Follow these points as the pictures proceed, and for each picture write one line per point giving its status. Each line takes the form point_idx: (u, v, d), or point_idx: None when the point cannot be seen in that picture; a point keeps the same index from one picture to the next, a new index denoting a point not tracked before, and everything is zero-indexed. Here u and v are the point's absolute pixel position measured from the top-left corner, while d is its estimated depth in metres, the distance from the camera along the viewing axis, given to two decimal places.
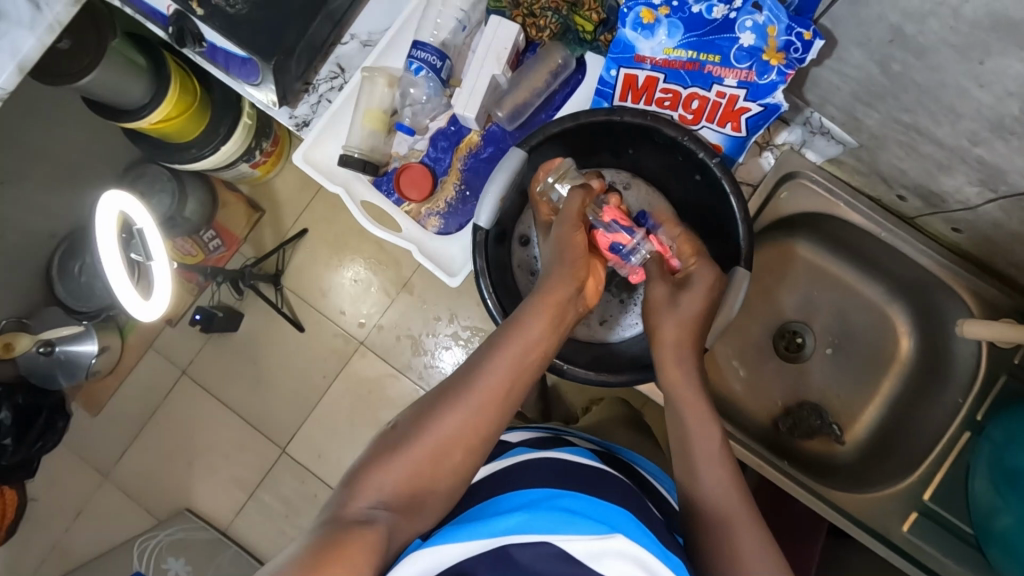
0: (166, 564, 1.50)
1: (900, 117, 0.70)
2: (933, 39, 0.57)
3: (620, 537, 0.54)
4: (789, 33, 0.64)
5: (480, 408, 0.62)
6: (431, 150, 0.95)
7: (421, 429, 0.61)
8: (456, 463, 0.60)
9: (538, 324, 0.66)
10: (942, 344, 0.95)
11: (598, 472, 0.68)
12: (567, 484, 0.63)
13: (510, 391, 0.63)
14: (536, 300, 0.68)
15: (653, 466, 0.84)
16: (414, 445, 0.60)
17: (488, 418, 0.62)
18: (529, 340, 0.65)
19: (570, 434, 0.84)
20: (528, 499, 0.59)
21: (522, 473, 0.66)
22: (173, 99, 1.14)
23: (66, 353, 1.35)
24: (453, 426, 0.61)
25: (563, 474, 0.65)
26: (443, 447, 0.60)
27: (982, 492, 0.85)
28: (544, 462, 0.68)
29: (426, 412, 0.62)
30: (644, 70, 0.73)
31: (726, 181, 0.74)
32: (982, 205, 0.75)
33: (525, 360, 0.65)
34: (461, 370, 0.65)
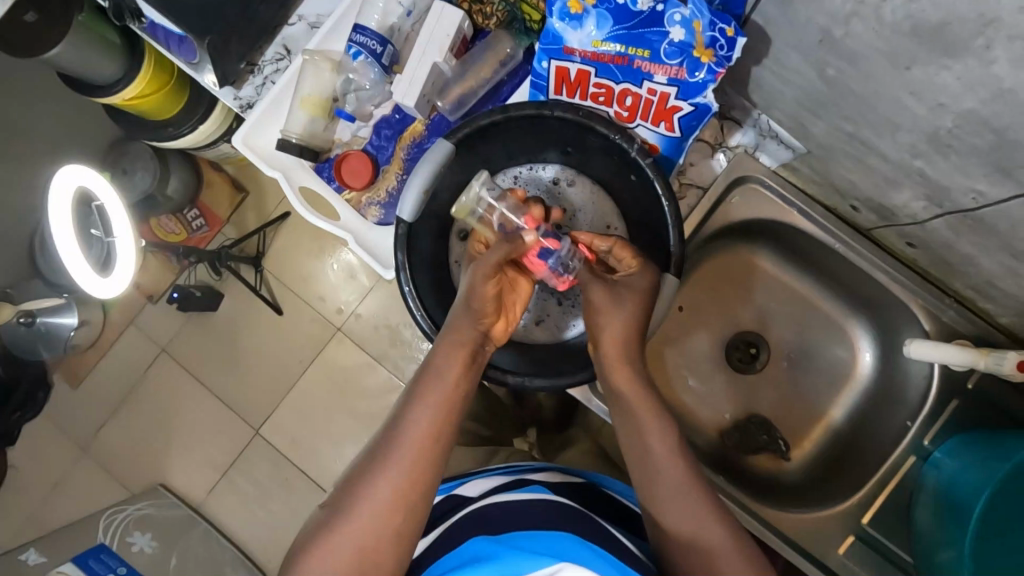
0: (132, 538, 1.44)
1: (843, 126, 0.67)
2: (861, 43, 0.53)
3: (567, 566, 0.52)
4: (712, 29, 0.61)
5: (405, 467, 0.60)
6: (374, 138, 0.93)
7: (346, 512, 0.58)
8: (400, 525, 0.58)
9: (449, 368, 0.67)
10: (899, 364, 0.91)
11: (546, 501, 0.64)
12: (511, 521, 0.61)
13: (434, 434, 0.63)
14: (444, 344, 0.69)
15: (623, 483, 0.80)
16: (347, 520, 0.57)
17: (420, 470, 0.60)
18: (444, 385, 0.65)
19: (532, 471, 0.75)
20: (475, 545, 0.59)
21: (470, 523, 0.63)
22: (146, 76, 1.12)
23: (46, 324, 1.29)
24: (384, 491, 0.58)
25: (508, 512, 0.62)
26: (377, 519, 0.57)
27: (925, 524, 0.81)
28: (487, 509, 0.64)
29: (349, 493, 0.59)
30: (574, 63, 0.69)
31: (658, 183, 0.71)
32: (930, 221, 0.71)
33: (445, 403, 0.64)
34: (379, 437, 0.64)
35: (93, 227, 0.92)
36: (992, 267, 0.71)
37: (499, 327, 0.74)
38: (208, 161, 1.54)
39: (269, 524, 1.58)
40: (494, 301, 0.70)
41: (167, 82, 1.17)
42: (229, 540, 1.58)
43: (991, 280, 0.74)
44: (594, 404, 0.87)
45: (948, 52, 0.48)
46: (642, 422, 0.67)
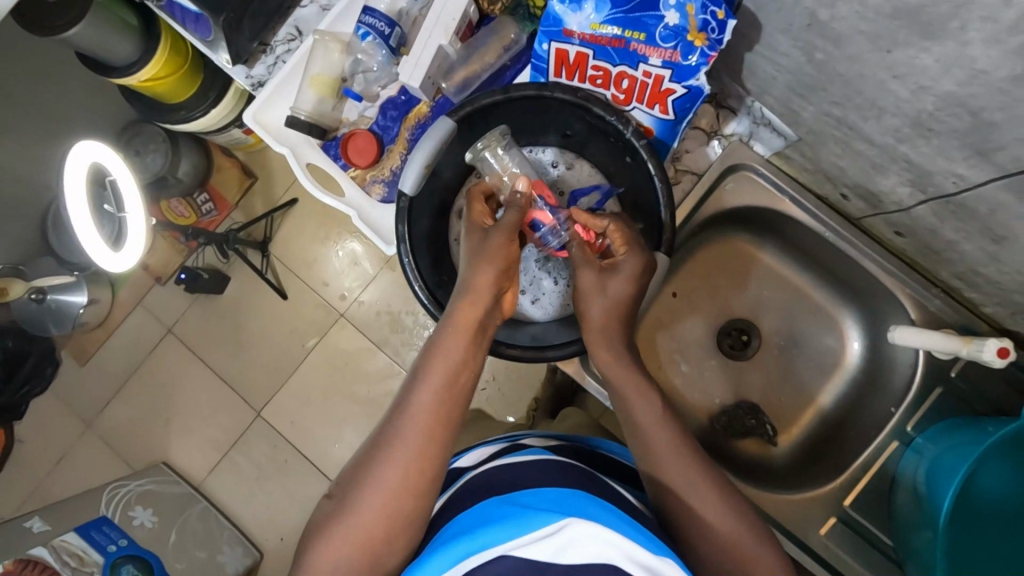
0: (132, 512, 1.46)
1: (831, 111, 0.69)
2: (845, 25, 0.56)
3: (575, 523, 0.49)
4: (705, 12, 0.64)
5: (414, 446, 0.61)
6: (380, 118, 0.96)
7: (360, 492, 0.60)
8: (413, 506, 0.60)
9: (451, 348, 0.66)
10: (885, 352, 0.93)
11: (548, 465, 0.66)
12: (517, 486, 0.61)
13: (439, 414, 0.63)
14: (446, 325, 0.68)
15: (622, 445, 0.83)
16: (358, 507, 0.59)
17: (428, 451, 0.61)
18: (445, 366, 0.65)
19: (528, 435, 0.80)
20: (483, 509, 0.56)
21: (474, 487, 0.63)
22: (162, 58, 1.15)
23: (56, 301, 1.34)
24: (393, 475, 0.60)
25: (513, 479, 0.63)
26: (392, 497, 0.59)
27: (907, 506, 0.83)
28: (491, 472, 0.66)
29: (361, 472, 0.61)
30: (574, 45, 0.72)
31: (651, 164, 0.74)
32: (915, 207, 0.74)
33: (448, 383, 0.65)
34: (387, 416, 0.65)
35: (107, 202, 0.95)
36: (974, 254, 0.74)
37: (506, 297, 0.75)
38: (219, 146, 1.58)
39: (267, 503, 1.61)
40: (505, 266, 0.72)
41: (182, 65, 1.20)
42: (228, 518, 1.61)
43: (975, 268, 0.76)
44: (587, 381, 0.90)
45: (926, 34, 0.50)
46: (638, 389, 0.69)
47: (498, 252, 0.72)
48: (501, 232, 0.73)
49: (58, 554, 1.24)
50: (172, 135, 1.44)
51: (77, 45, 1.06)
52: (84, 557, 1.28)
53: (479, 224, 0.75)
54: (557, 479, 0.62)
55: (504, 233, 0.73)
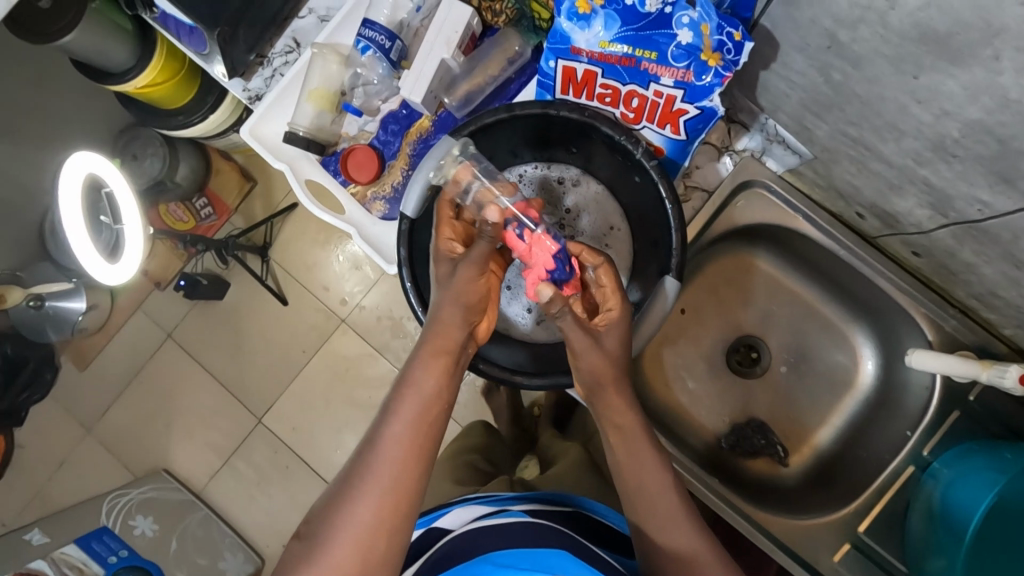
0: (132, 522, 1.47)
1: (848, 131, 0.66)
2: (866, 48, 0.53)
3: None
4: (721, 32, 0.61)
5: (387, 480, 0.59)
6: (381, 132, 0.93)
7: (332, 529, 0.58)
8: (383, 549, 0.58)
9: (424, 383, 0.64)
10: (899, 373, 0.91)
11: (520, 521, 0.66)
12: (493, 542, 0.63)
13: (413, 451, 0.61)
14: (424, 353, 0.66)
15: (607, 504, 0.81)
16: (324, 552, 0.56)
17: (399, 491, 0.59)
18: (418, 403, 0.63)
19: (509, 499, 0.76)
20: (466, 572, 0.61)
21: (454, 547, 0.65)
22: (158, 65, 1.12)
23: (54, 308, 1.34)
24: (361, 516, 0.58)
25: (490, 533, 0.65)
26: (366, 534, 0.57)
27: (920, 532, 0.81)
28: (469, 531, 0.66)
29: (332, 508, 0.59)
30: (582, 63, 0.69)
31: (663, 186, 0.71)
32: (935, 230, 0.71)
33: (423, 418, 0.63)
34: (359, 448, 0.62)
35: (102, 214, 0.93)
36: (994, 278, 0.71)
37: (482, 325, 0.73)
38: (218, 150, 1.55)
39: (267, 509, 1.59)
40: (482, 298, 0.69)
41: (178, 71, 1.17)
42: (229, 524, 1.60)
43: (994, 291, 0.73)
44: None
45: (953, 61, 0.47)
46: (628, 450, 0.67)
47: (471, 291, 0.68)
48: (475, 264, 0.68)
49: (58, 565, 1.23)
50: (170, 139, 1.41)
51: (70, 51, 1.03)
52: (85, 568, 1.27)
53: (447, 252, 0.70)
54: (531, 532, 0.64)
55: (475, 267, 0.68)
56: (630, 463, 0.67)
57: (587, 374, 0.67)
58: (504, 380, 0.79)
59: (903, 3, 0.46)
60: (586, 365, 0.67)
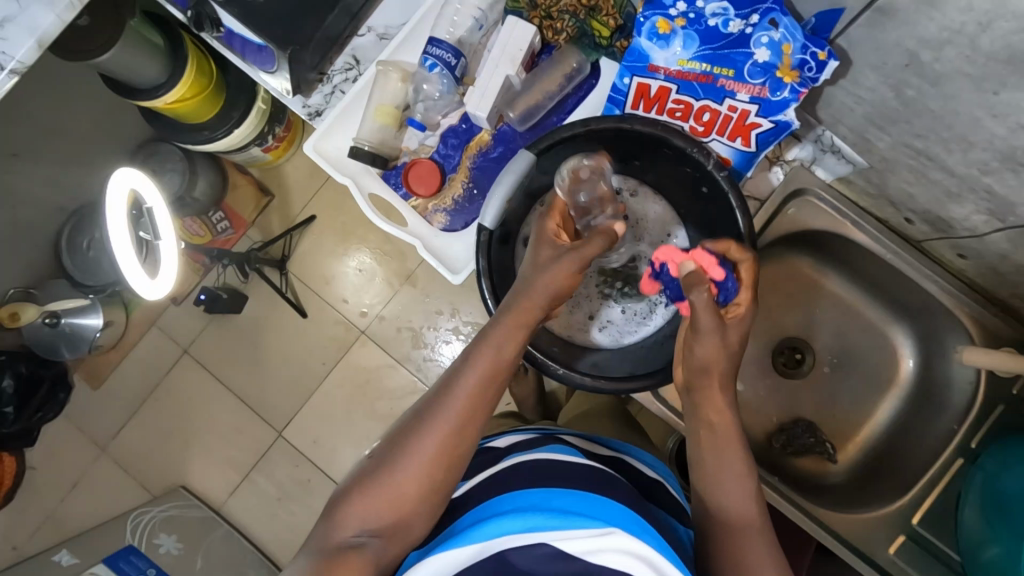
0: (158, 539, 1.44)
1: (912, 142, 0.70)
2: (948, 67, 0.57)
3: (620, 532, 0.54)
4: (804, 52, 0.65)
5: (457, 421, 0.62)
6: (441, 147, 0.96)
7: (400, 454, 0.61)
8: (439, 485, 0.61)
9: (500, 339, 0.66)
10: (940, 370, 0.95)
11: (581, 465, 0.67)
12: (555, 480, 0.62)
13: (480, 402, 0.63)
14: (505, 318, 0.68)
15: (650, 457, 0.82)
16: (386, 477, 0.60)
17: (466, 432, 0.62)
18: (489, 359, 0.65)
19: (562, 433, 0.80)
20: (527, 495, 0.59)
21: (512, 475, 0.64)
22: (189, 80, 1.14)
23: (70, 325, 1.34)
24: (428, 448, 0.61)
25: (553, 472, 0.64)
26: (429, 466, 0.60)
27: (976, 523, 0.84)
28: (529, 461, 0.66)
29: (402, 437, 0.62)
30: (658, 80, 0.73)
31: (733, 196, 0.75)
32: (989, 234, 0.75)
33: (491, 374, 0.64)
34: (432, 389, 0.65)
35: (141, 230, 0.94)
36: None
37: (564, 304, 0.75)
38: (234, 163, 1.55)
39: (289, 523, 1.59)
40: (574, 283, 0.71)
41: (206, 86, 1.19)
42: (250, 540, 1.59)
43: None
44: (657, 406, 0.92)
45: None
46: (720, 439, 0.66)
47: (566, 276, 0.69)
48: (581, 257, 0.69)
49: None
50: (188, 153, 1.42)
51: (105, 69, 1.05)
52: None
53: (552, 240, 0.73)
54: (592, 479, 0.63)
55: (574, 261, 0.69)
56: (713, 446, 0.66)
57: (698, 364, 0.68)
58: (575, 383, 0.83)
59: (997, 27, 0.50)
60: (700, 355, 0.68)
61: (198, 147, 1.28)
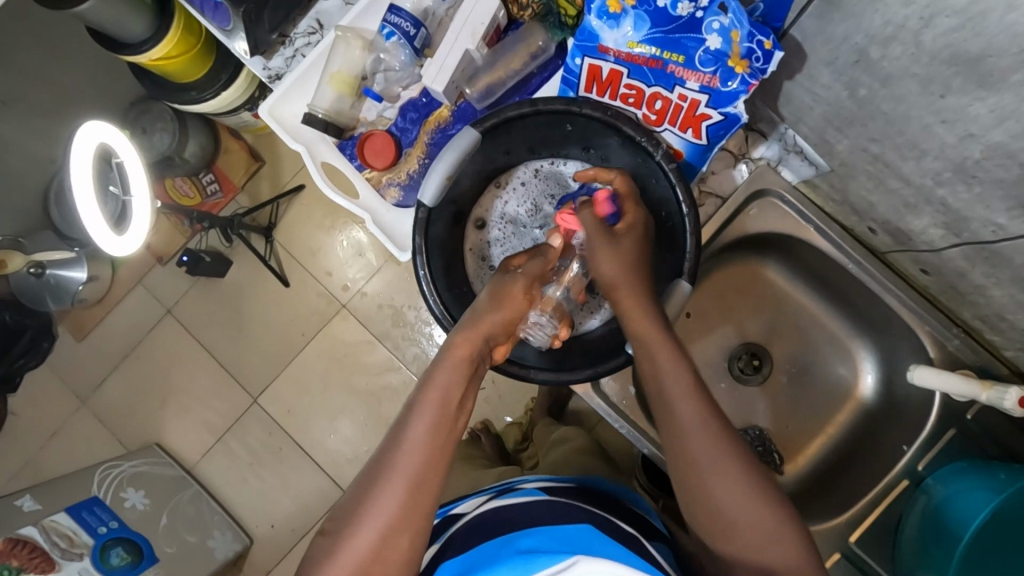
0: (125, 494, 1.43)
1: (868, 147, 0.67)
2: (896, 65, 0.54)
3: (584, 560, 0.50)
4: (751, 40, 0.61)
5: (409, 478, 0.59)
6: (400, 120, 0.93)
7: (355, 524, 0.57)
8: (395, 560, 0.57)
9: (446, 383, 0.64)
10: (900, 388, 0.92)
11: (548, 501, 0.66)
12: (526, 523, 0.61)
13: (432, 459, 0.60)
14: (445, 355, 0.67)
15: (614, 484, 0.81)
16: (336, 562, 0.56)
17: (420, 488, 0.59)
18: (438, 407, 0.63)
19: (523, 480, 0.78)
20: (493, 548, 0.57)
21: (486, 525, 0.63)
22: (174, 38, 1.11)
23: (55, 277, 1.34)
24: (383, 510, 0.57)
25: (525, 514, 0.63)
26: (390, 531, 0.57)
27: (912, 547, 0.82)
28: (501, 509, 0.65)
29: (354, 508, 0.58)
30: (608, 62, 0.69)
31: (680, 189, 0.72)
32: (947, 249, 0.72)
33: (441, 425, 0.62)
34: (384, 443, 0.63)
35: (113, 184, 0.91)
36: (1003, 300, 0.71)
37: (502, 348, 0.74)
38: (227, 127, 1.52)
39: (259, 491, 1.59)
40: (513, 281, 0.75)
41: (193, 46, 1.16)
42: (219, 502, 1.60)
43: (1000, 312, 0.74)
44: (596, 401, 0.90)
45: (983, 83, 0.48)
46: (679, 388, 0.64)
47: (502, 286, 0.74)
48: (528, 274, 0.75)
49: (48, 533, 1.21)
50: (182, 114, 1.40)
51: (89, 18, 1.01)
52: (75, 537, 1.24)
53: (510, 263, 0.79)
54: (560, 514, 0.62)
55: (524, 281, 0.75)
56: (679, 415, 0.63)
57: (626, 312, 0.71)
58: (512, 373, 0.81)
59: (938, 24, 0.47)
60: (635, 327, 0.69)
61: (184, 107, 1.26)
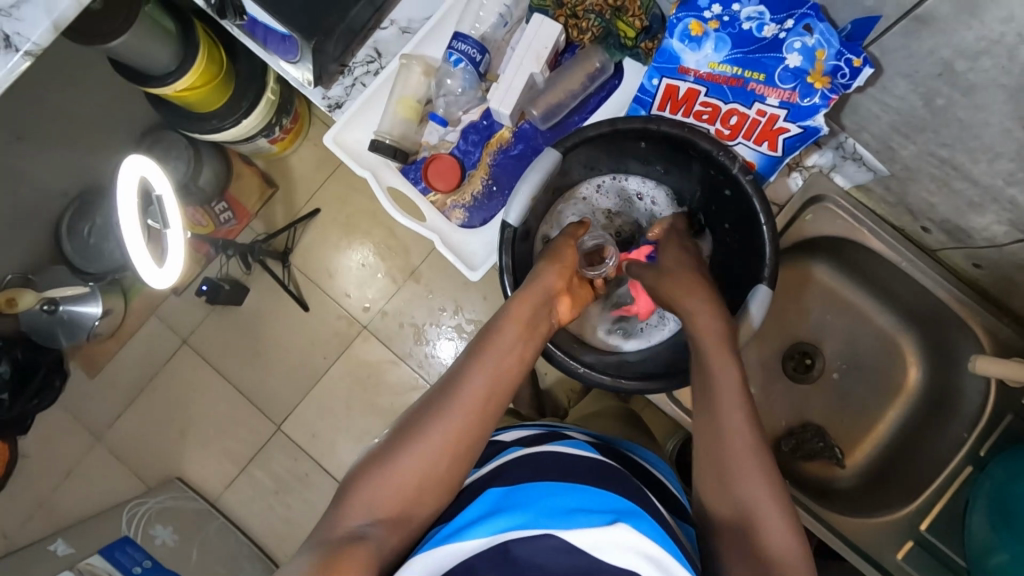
0: (154, 531, 1.41)
1: (937, 151, 0.71)
2: (982, 77, 0.58)
3: (623, 525, 0.52)
4: (838, 58, 0.65)
5: (463, 417, 0.61)
6: (462, 143, 0.95)
7: (406, 442, 0.60)
8: (435, 486, 0.59)
9: (510, 340, 0.67)
10: (952, 379, 0.96)
11: (593, 459, 0.66)
12: (565, 476, 0.61)
13: (487, 407, 0.63)
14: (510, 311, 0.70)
15: (652, 454, 0.82)
16: (382, 474, 0.58)
17: (471, 430, 0.61)
18: (500, 362, 0.65)
19: (567, 430, 0.80)
20: (529, 489, 0.58)
21: (524, 467, 0.63)
22: (199, 70, 1.11)
23: (68, 313, 1.31)
24: (434, 438, 0.60)
25: (567, 466, 0.64)
26: (434, 459, 0.59)
27: (982, 529, 0.85)
28: (550, 452, 0.66)
29: (409, 426, 0.61)
30: (687, 82, 0.73)
31: (757, 200, 0.75)
32: (1008, 244, 0.76)
33: (498, 376, 0.64)
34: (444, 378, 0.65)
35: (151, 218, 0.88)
36: None
37: (565, 303, 0.76)
38: (237, 152, 1.50)
39: (287, 518, 1.57)
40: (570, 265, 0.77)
41: (216, 75, 1.16)
42: (244, 533, 1.56)
43: None
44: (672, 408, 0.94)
45: None
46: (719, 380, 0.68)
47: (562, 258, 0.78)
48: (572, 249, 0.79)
49: None
50: (194, 142, 1.39)
51: (118, 55, 1.02)
52: None
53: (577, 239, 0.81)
54: (600, 475, 0.63)
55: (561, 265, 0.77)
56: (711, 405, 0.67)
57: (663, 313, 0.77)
58: (568, 370, 0.84)
59: None
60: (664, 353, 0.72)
61: (200, 135, 1.25)
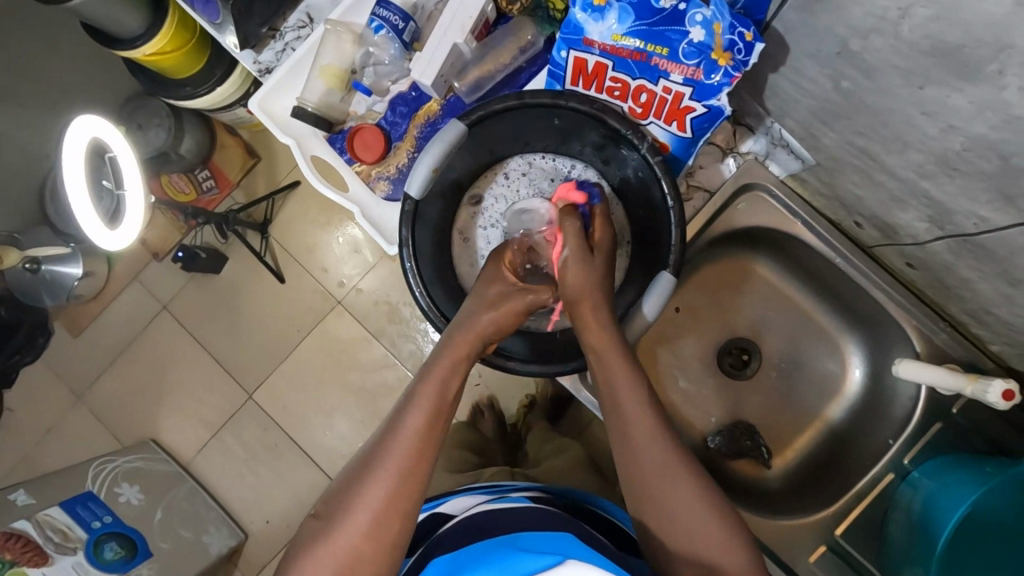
0: (119, 489, 1.38)
1: (855, 141, 0.68)
2: (877, 57, 0.55)
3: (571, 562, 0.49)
4: (733, 32, 0.63)
5: (400, 460, 0.59)
6: (389, 113, 0.93)
7: (349, 504, 0.58)
8: (388, 541, 0.57)
9: (441, 375, 0.67)
10: (887, 383, 0.92)
11: (542, 509, 0.64)
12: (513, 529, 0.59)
13: (425, 446, 0.61)
14: (444, 349, 0.70)
15: (618, 507, 0.77)
16: (330, 540, 0.56)
17: (412, 476, 0.59)
18: (432, 396, 0.65)
19: (513, 488, 0.75)
20: (475, 549, 0.56)
21: (474, 528, 0.61)
22: (169, 33, 1.06)
23: (51, 273, 1.24)
24: (374, 494, 0.58)
25: (514, 520, 0.60)
26: (381, 516, 0.57)
27: (900, 537, 0.83)
28: (491, 513, 0.63)
29: (350, 485, 0.59)
30: (593, 54, 0.70)
31: (665, 182, 0.72)
32: (932, 243, 0.72)
33: (435, 410, 0.64)
34: (379, 430, 0.64)
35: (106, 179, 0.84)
36: (987, 292, 0.72)
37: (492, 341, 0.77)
38: (223, 123, 1.47)
39: (256, 487, 1.54)
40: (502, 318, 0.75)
41: (188, 40, 1.11)
42: (213, 496, 1.55)
43: (986, 306, 0.75)
44: (584, 395, 0.86)
45: (962, 75, 0.49)
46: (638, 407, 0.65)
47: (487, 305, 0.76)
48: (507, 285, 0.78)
49: (42, 528, 1.16)
50: (176, 110, 1.34)
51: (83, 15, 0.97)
52: (68, 532, 1.20)
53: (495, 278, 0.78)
54: (546, 520, 0.60)
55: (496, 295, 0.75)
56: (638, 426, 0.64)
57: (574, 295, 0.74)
58: (499, 366, 0.81)
59: (914, 13, 0.48)
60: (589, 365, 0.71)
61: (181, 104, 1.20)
